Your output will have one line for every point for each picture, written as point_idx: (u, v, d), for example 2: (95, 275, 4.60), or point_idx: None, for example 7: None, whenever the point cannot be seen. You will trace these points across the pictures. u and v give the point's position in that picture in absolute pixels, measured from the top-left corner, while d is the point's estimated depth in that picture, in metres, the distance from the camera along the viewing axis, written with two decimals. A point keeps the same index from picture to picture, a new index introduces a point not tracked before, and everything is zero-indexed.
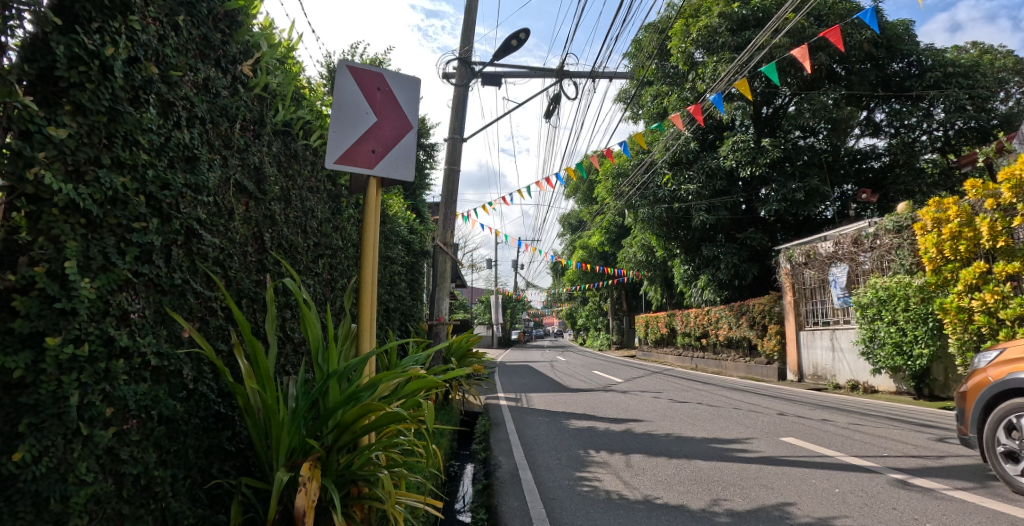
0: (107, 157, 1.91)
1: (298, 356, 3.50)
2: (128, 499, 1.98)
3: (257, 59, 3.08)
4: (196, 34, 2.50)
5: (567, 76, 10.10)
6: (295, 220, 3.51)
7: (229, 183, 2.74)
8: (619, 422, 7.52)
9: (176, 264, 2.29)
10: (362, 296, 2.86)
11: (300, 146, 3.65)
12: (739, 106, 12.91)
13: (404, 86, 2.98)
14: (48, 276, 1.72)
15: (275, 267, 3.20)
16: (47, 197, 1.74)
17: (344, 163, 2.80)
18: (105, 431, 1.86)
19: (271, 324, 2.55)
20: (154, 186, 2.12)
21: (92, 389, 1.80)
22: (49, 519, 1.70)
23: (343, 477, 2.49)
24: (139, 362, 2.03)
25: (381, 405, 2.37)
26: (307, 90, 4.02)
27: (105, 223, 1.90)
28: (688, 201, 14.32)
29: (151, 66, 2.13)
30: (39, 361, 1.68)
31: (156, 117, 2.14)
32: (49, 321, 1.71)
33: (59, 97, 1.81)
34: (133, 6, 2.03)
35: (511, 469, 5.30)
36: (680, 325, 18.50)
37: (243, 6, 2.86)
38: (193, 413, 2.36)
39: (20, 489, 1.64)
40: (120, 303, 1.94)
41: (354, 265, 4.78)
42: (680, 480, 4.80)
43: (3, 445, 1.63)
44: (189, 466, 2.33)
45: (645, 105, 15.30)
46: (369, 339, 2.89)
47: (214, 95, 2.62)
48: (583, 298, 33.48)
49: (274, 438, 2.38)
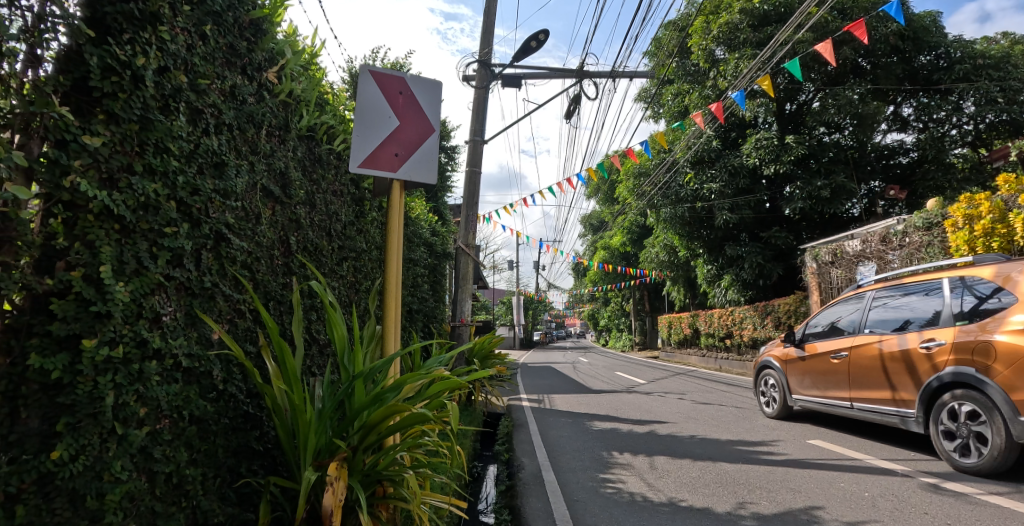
0: (139, 164, 1.97)
1: (324, 358, 3.55)
2: (161, 497, 2.03)
3: (282, 65, 3.14)
4: (223, 43, 2.56)
5: (587, 76, 10.07)
6: (320, 223, 3.57)
7: (255, 187, 2.80)
8: (643, 424, 7.46)
9: (206, 267, 2.34)
10: (386, 298, 2.89)
11: (323, 151, 3.71)
12: (762, 103, 12.72)
13: (426, 89, 3.01)
14: (84, 280, 1.77)
15: (301, 270, 3.25)
16: (83, 203, 1.79)
17: (367, 167, 2.83)
18: (139, 431, 1.91)
19: (298, 327, 2.59)
20: (185, 192, 2.17)
21: (126, 390, 1.85)
22: (86, 516, 1.74)
23: (369, 478, 2.52)
24: (171, 363, 2.08)
25: (405, 405, 2.38)
26: (330, 95, 4.08)
27: (137, 229, 1.96)
28: (710, 200, 14.15)
29: (180, 74, 2.18)
30: (76, 363, 1.73)
31: (186, 124, 2.19)
32: (85, 323, 1.76)
33: (93, 107, 1.86)
34: (162, 17, 2.08)
35: (534, 471, 5.30)
36: (704, 326, 18.27)
37: (267, 14, 2.91)
38: (222, 413, 2.41)
39: (58, 486, 1.69)
40: (153, 306, 1.99)
41: (378, 267, 4.83)
42: (705, 482, 4.75)
43: (42, 444, 1.68)
44: (219, 464, 2.38)
45: (666, 103, 15.17)
46: (393, 340, 2.92)
47: (241, 102, 2.67)
48: (605, 299, 33.31)
49: (301, 438, 2.41)
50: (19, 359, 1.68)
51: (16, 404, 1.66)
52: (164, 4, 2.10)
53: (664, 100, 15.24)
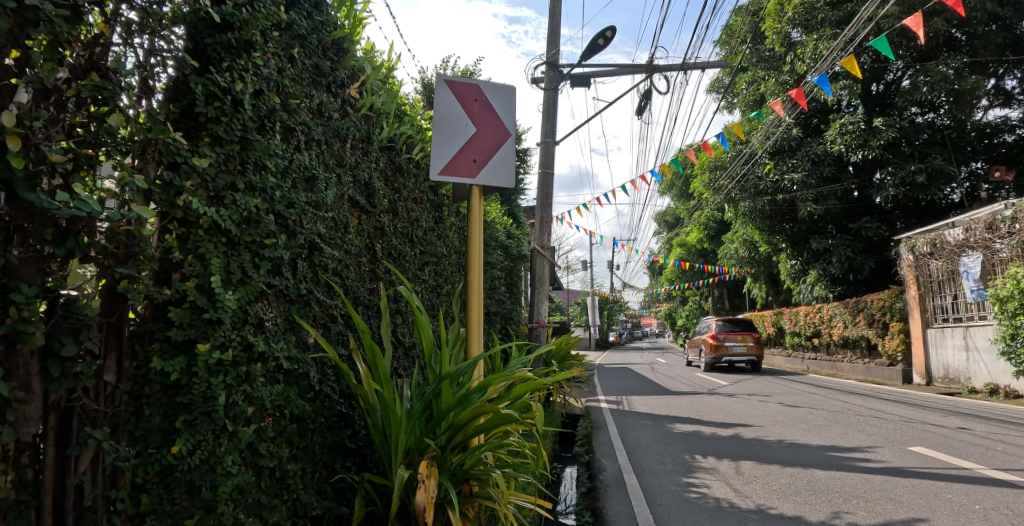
0: (241, 182, 2.13)
1: (410, 360, 3.68)
2: (266, 490, 2.18)
3: (363, 81, 3.28)
4: (309, 63, 2.71)
5: (657, 71, 9.86)
6: (402, 230, 3.71)
7: (343, 198, 2.95)
8: (727, 426, 7.19)
9: (301, 275, 2.50)
10: (470, 300, 2.96)
11: (403, 160, 3.85)
12: (847, 86, 11.96)
13: (501, 95, 3.05)
14: (198, 290, 1.93)
15: (386, 275, 3.40)
16: (194, 219, 1.94)
17: (446, 174, 2.92)
18: (247, 428, 2.07)
19: (386, 330, 2.69)
20: (281, 205, 2.33)
21: (235, 390, 2.01)
22: (201, 505, 1.89)
23: (458, 476, 2.59)
24: (273, 365, 2.25)
25: (492, 406, 2.42)
26: (408, 106, 4.21)
27: (242, 241, 2.12)
28: (793, 191, 13.43)
29: (273, 96, 2.34)
30: (191, 366, 1.88)
31: (280, 142, 2.36)
32: (199, 330, 1.91)
33: (199, 131, 2.03)
34: (256, 45, 2.23)
35: (616, 473, 5.22)
36: (789, 324, 17.38)
37: (348, 34, 3.06)
38: (318, 412, 2.57)
39: (177, 478, 1.82)
40: (257, 312, 2.15)
41: (457, 271, 4.95)
42: (797, 490, 4.50)
43: (164, 439, 1.83)
44: (316, 461, 2.53)
45: (741, 92, 14.58)
46: (477, 343, 2.98)
47: (328, 119, 2.83)
48: (681, 298, 32.38)
49: (392, 438, 2.50)
50: (143, 362, 1.84)
51: (141, 403, 1.82)
52: (257, 33, 2.25)
53: (738, 89, 14.67)
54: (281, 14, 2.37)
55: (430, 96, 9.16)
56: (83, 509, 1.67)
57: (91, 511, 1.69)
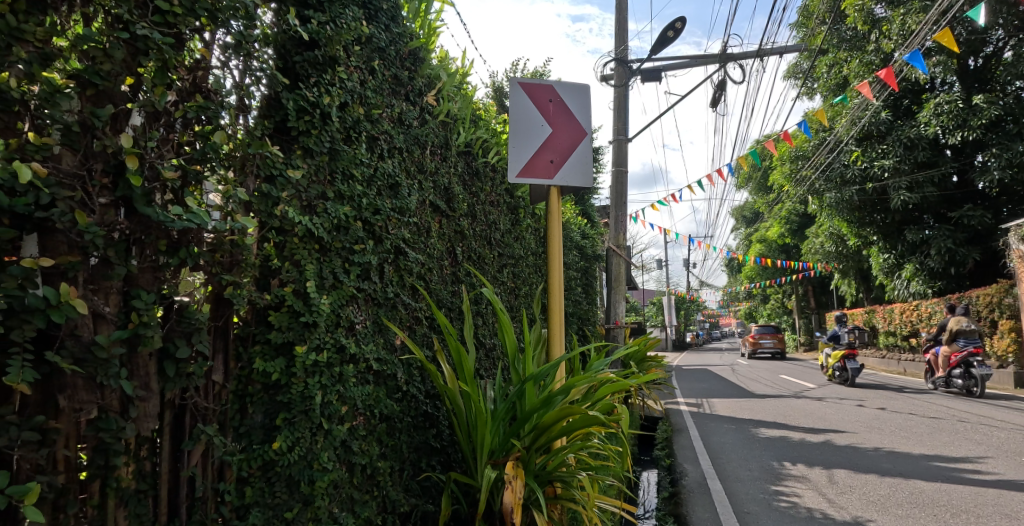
0: (331, 192, 2.25)
1: (492, 362, 3.72)
2: (358, 486, 2.29)
3: (439, 88, 3.34)
4: (389, 74, 2.80)
5: (732, 59, 9.48)
6: (481, 232, 3.77)
7: (425, 204, 3.03)
8: (818, 432, 6.79)
9: (388, 279, 2.60)
10: (550, 301, 2.95)
11: (480, 164, 3.90)
12: (942, 62, 11.03)
13: (576, 94, 3.03)
14: (295, 295, 2.05)
15: (467, 278, 3.47)
16: (290, 228, 2.06)
17: (524, 176, 2.93)
18: (341, 426, 2.18)
19: (470, 332, 2.73)
20: (368, 212, 2.44)
21: (330, 390, 2.12)
22: (300, 499, 2.00)
23: (542, 478, 2.61)
24: (364, 366, 2.35)
25: (578, 408, 2.40)
26: (483, 110, 4.26)
27: (333, 248, 2.23)
28: (884, 179, 12.49)
29: (357, 107, 2.44)
30: (291, 367, 2.00)
31: (366, 151, 2.47)
32: (296, 333, 2.02)
33: (292, 145, 2.14)
34: (340, 60, 2.33)
35: (699, 479, 5.04)
36: (882, 323, 16.23)
37: (424, 43, 3.13)
38: (405, 412, 2.66)
39: (278, 472, 1.94)
40: (348, 316, 2.27)
41: (534, 271, 4.96)
42: (898, 502, 4.18)
43: (266, 435, 1.95)
44: (403, 459, 2.63)
45: (822, 76, 13.77)
46: (559, 344, 2.97)
47: (408, 127, 2.92)
48: (762, 296, 30.93)
49: (478, 439, 2.54)
50: (246, 363, 1.95)
51: (245, 401, 1.93)
52: (340, 48, 2.36)
53: (819, 73, 13.87)
54: (362, 28, 2.47)
55: (500, 99, 9.27)
56: (195, 500, 1.77)
57: (201, 502, 1.79)
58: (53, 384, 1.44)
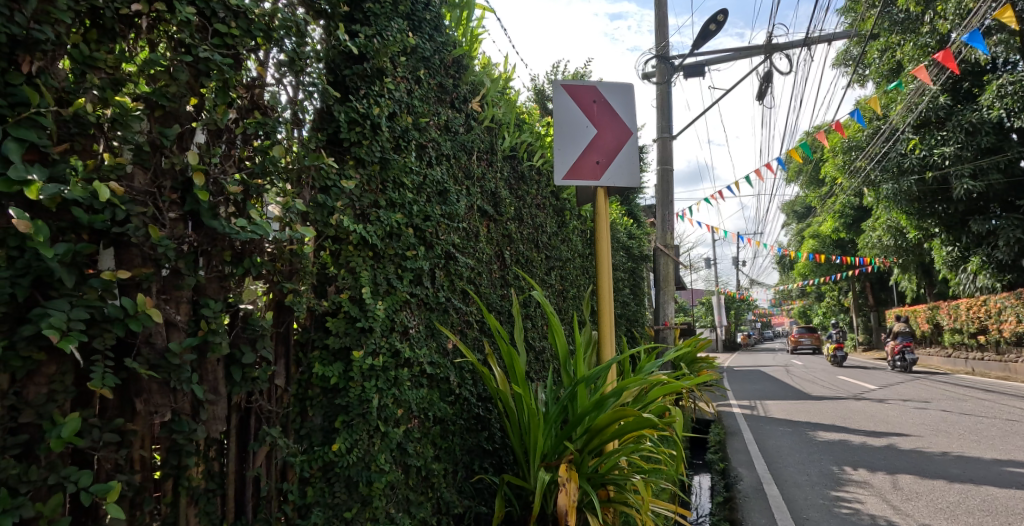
0: (383, 200, 2.32)
1: (542, 364, 3.73)
2: (413, 487, 2.35)
3: (484, 94, 3.37)
4: (434, 83, 2.84)
5: (778, 49, 9.18)
6: (528, 236, 3.80)
7: (473, 209, 3.08)
8: (881, 435, 6.50)
9: (439, 284, 2.65)
10: (599, 303, 2.94)
11: (525, 167, 3.92)
12: (1003, 41, 10.39)
13: (620, 93, 3.01)
14: (350, 301, 2.12)
15: (516, 281, 3.51)
16: (345, 237, 2.13)
17: (571, 178, 2.92)
18: (397, 429, 2.25)
19: (520, 335, 2.75)
20: (419, 219, 2.50)
21: (385, 393, 2.18)
22: (358, 499, 2.06)
23: (595, 480, 2.60)
24: (418, 370, 2.41)
25: (631, 410, 2.37)
26: (528, 114, 4.27)
27: (386, 254, 2.31)
28: (944, 167, 11.86)
29: (405, 117, 2.50)
30: (348, 371, 2.07)
31: (415, 159, 2.53)
32: (353, 337, 2.09)
33: (345, 155, 2.21)
34: (387, 71, 2.40)
35: (755, 483, 4.90)
36: (947, 320, 15.40)
37: (467, 50, 3.17)
38: (458, 414, 2.72)
39: (337, 473, 2.01)
40: (402, 320, 2.33)
41: (582, 273, 4.94)
42: (969, 509, 3.96)
43: (325, 437, 2.02)
44: (456, 461, 2.68)
45: (873, 62, 13.22)
46: (610, 346, 2.95)
47: (454, 134, 2.97)
48: (817, 294, 29.76)
49: (530, 441, 2.56)
50: (306, 367, 2.02)
51: (305, 405, 2.00)
52: (387, 60, 2.42)
53: (870, 59, 13.31)
54: (407, 39, 2.52)
55: (542, 101, 9.27)
56: (260, 499, 1.84)
57: (266, 500, 1.86)
58: (130, 388, 1.52)
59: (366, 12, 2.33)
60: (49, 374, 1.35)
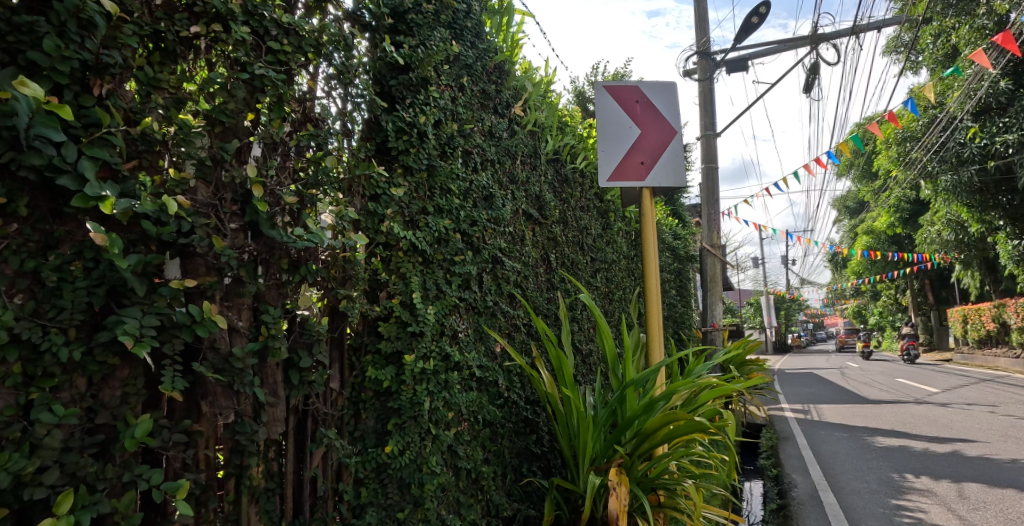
0: (431, 206, 2.37)
1: (589, 367, 3.72)
2: (464, 489, 2.39)
3: (526, 99, 3.38)
4: (477, 90, 2.88)
5: (824, 40, 8.87)
6: (573, 238, 3.79)
7: (518, 213, 3.11)
8: (945, 440, 6.18)
9: (487, 288, 2.69)
10: (647, 305, 2.91)
11: (569, 170, 3.91)
12: None
13: (663, 92, 2.97)
14: (401, 306, 2.17)
15: (563, 284, 3.51)
16: (395, 243, 2.18)
17: (616, 180, 2.91)
18: (447, 432, 2.29)
19: (567, 338, 2.75)
20: (466, 224, 2.55)
21: (436, 397, 2.22)
22: (411, 500, 2.11)
23: (645, 485, 2.58)
24: (468, 373, 2.45)
25: (682, 413, 2.34)
26: (570, 116, 4.26)
27: (435, 260, 2.35)
28: (1008, 155, 11.19)
29: (450, 124, 2.54)
30: (400, 374, 2.12)
31: (460, 165, 2.58)
32: (404, 342, 2.14)
33: (393, 164, 2.27)
34: (432, 80, 2.44)
35: (810, 490, 4.73)
36: (1015, 319, 14.54)
37: (509, 56, 3.19)
38: (507, 418, 2.74)
39: (390, 474, 2.06)
40: (451, 324, 2.37)
41: (627, 275, 4.91)
42: None
43: (379, 439, 2.07)
44: (505, 464, 2.71)
45: (927, 48, 12.66)
46: (659, 350, 2.90)
47: (498, 139, 3.00)
48: (872, 293, 28.55)
49: (580, 444, 2.56)
50: (360, 371, 2.08)
51: (359, 407, 2.06)
52: (432, 69, 2.46)
53: (924, 45, 12.73)
54: (450, 47, 2.56)
55: (583, 103, 9.23)
56: (317, 499, 1.90)
57: (322, 500, 1.92)
58: (197, 391, 1.59)
59: (409, 23, 2.38)
60: (122, 378, 1.43)
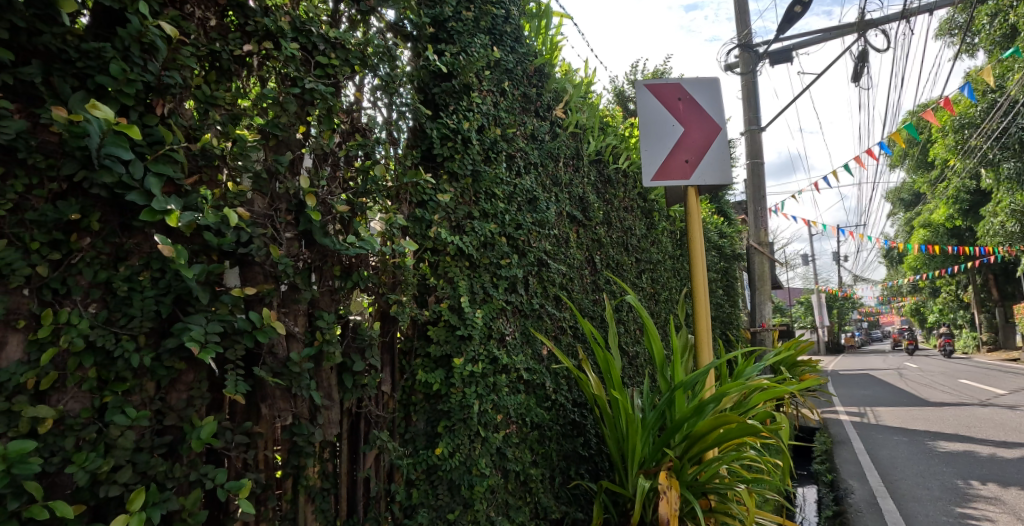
0: (476, 211, 2.40)
1: (636, 369, 3.68)
2: (512, 491, 2.41)
3: (567, 101, 3.37)
4: (518, 93, 2.90)
5: (872, 26, 8.52)
6: (618, 239, 3.77)
7: (562, 215, 3.11)
8: (1014, 445, 5.84)
9: (533, 291, 2.70)
10: (695, 306, 2.86)
11: (612, 170, 3.89)
12: None
13: (706, 89, 2.92)
14: (449, 310, 2.20)
15: (608, 285, 3.50)
16: (442, 248, 2.22)
17: (660, 179, 2.88)
18: (496, 434, 2.31)
19: (614, 340, 2.74)
20: (511, 228, 2.57)
21: (485, 399, 2.25)
22: (461, 502, 2.14)
23: (695, 489, 2.54)
24: (516, 376, 2.47)
25: (734, 416, 2.29)
26: (612, 115, 4.23)
27: (481, 264, 2.39)
28: None
29: (493, 129, 2.57)
30: (449, 377, 2.15)
31: (504, 169, 2.60)
32: (453, 345, 2.18)
33: (439, 170, 2.31)
34: (474, 86, 2.47)
35: (869, 496, 4.55)
36: None
37: (549, 59, 3.19)
38: (554, 420, 2.75)
39: (440, 476, 2.10)
40: (499, 327, 2.40)
41: (673, 275, 4.83)
42: None
43: (429, 441, 2.11)
44: (553, 466, 2.72)
45: (984, 29, 12.04)
46: (708, 352, 2.85)
47: (541, 142, 3.01)
48: (930, 290, 27.19)
49: (629, 447, 2.53)
50: (410, 375, 2.13)
51: (409, 410, 2.11)
52: (474, 75, 2.49)
53: (981, 25, 12.09)
54: (490, 53, 2.59)
55: (623, 102, 9.14)
56: (370, 499, 1.96)
57: (375, 500, 1.97)
58: (257, 395, 1.65)
59: (450, 31, 2.42)
60: (188, 382, 1.51)
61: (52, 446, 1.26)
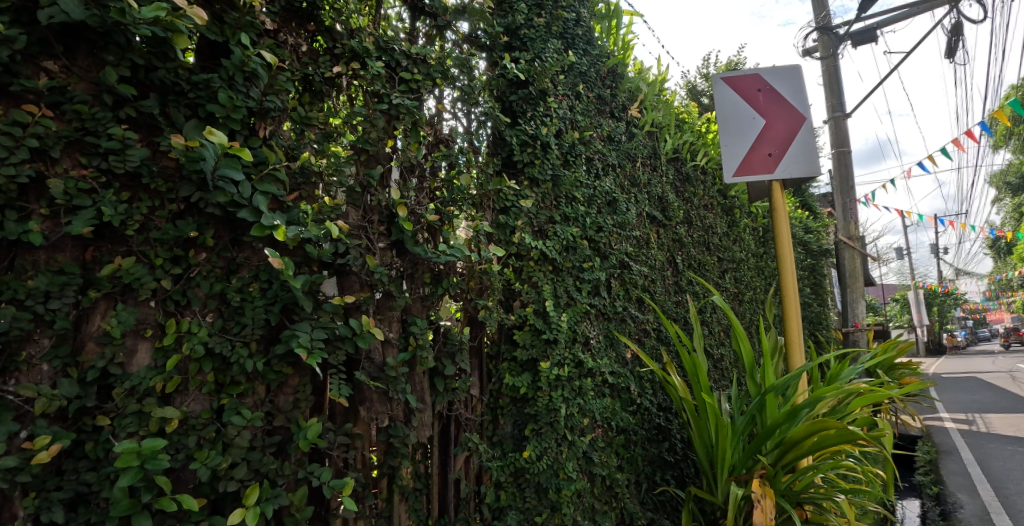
0: (558, 215, 2.42)
1: (722, 372, 3.56)
2: (598, 496, 2.39)
3: (642, 100, 3.32)
4: (593, 95, 2.90)
5: None
6: (699, 238, 3.67)
7: (642, 216, 3.07)
8: None
9: (615, 293, 2.69)
10: (784, 306, 2.74)
11: (690, 168, 3.79)
12: None
13: (787, 78, 2.80)
14: (535, 314, 2.23)
15: (690, 286, 3.42)
16: (526, 253, 2.26)
17: (742, 174, 2.79)
18: (582, 438, 2.32)
19: (699, 342, 2.66)
20: (593, 230, 2.58)
21: (571, 403, 2.26)
22: (548, 505, 2.16)
23: (790, 498, 2.44)
24: (601, 379, 2.47)
25: (834, 421, 2.18)
26: (687, 111, 4.12)
27: (564, 267, 2.40)
28: None
29: (571, 132, 2.59)
30: (536, 381, 2.18)
31: (583, 171, 2.60)
32: (539, 349, 2.20)
33: (519, 176, 2.35)
34: (550, 91, 2.49)
35: (985, 511, 4.17)
36: None
37: (621, 58, 3.14)
38: (640, 425, 2.72)
39: (527, 478, 2.12)
40: (583, 331, 2.40)
41: (758, 273, 4.64)
42: None
43: (517, 444, 2.14)
44: (639, 471, 2.68)
45: None
46: (799, 355, 2.72)
47: (617, 143, 2.99)
48: None
49: (718, 453, 2.46)
50: (498, 379, 2.17)
51: (497, 413, 2.16)
52: (549, 81, 2.52)
53: None
54: (564, 57, 2.60)
55: (696, 97, 8.86)
56: (460, 499, 2.01)
57: (465, 501, 2.02)
58: (356, 398, 1.73)
59: (523, 38, 2.45)
60: (294, 385, 1.62)
61: (177, 443, 1.38)
